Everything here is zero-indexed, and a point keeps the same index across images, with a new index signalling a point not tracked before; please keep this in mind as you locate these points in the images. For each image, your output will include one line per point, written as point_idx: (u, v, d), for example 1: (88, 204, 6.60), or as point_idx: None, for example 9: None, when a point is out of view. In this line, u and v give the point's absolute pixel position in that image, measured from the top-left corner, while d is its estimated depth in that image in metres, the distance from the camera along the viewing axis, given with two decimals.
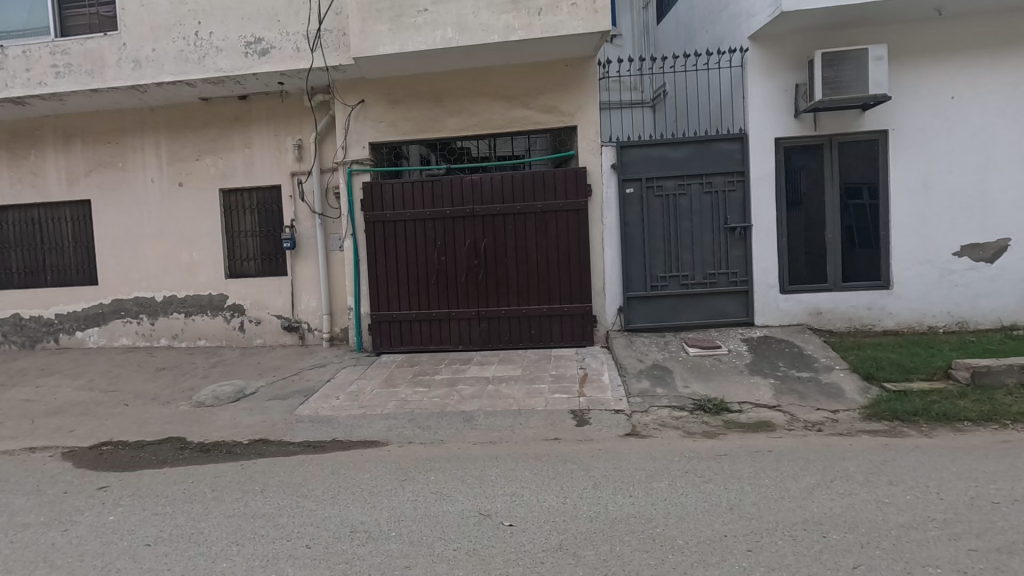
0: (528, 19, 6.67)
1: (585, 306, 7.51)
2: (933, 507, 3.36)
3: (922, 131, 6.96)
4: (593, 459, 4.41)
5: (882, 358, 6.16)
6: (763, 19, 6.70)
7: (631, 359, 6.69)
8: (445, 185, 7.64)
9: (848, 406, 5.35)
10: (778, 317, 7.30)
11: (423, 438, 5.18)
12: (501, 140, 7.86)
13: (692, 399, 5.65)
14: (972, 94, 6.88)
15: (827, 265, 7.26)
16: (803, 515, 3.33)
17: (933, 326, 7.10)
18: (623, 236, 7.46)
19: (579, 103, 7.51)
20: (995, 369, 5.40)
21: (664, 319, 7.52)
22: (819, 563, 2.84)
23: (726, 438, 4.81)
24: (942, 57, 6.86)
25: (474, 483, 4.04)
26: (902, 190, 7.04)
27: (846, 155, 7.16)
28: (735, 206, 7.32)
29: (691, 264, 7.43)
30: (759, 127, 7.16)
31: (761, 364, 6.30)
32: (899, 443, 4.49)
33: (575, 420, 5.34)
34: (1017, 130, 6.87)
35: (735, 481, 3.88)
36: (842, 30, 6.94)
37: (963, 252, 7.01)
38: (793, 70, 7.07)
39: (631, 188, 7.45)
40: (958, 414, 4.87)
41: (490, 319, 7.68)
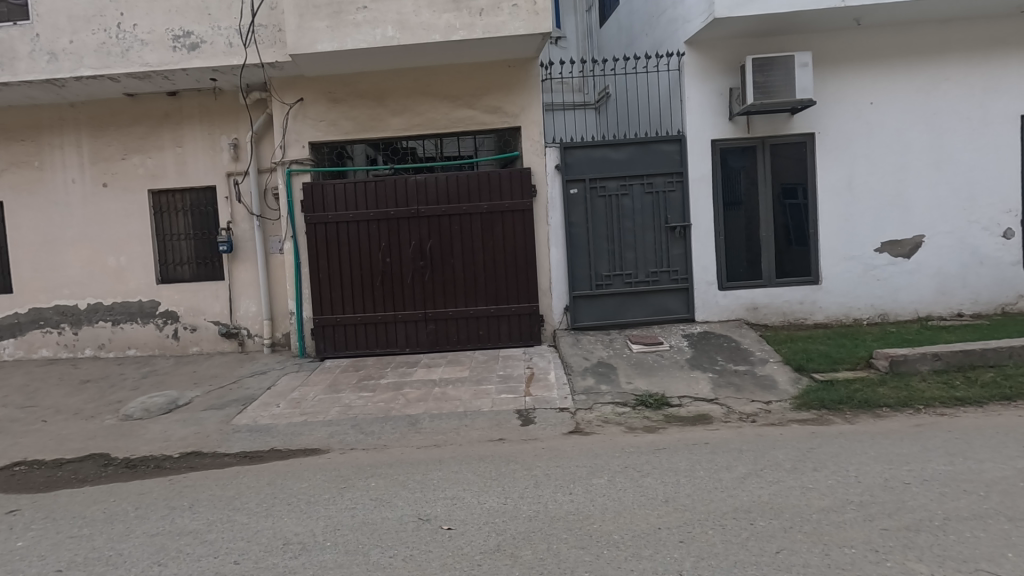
0: (470, 19, 6.65)
1: (532, 306, 7.56)
2: (852, 491, 3.55)
3: (845, 134, 7.36)
4: (536, 458, 4.44)
5: (812, 349, 6.47)
6: (697, 24, 6.93)
7: (577, 358, 6.77)
8: (389, 186, 7.52)
9: (779, 396, 5.59)
10: (717, 313, 7.56)
11: (365, 443, 5.08)
12: (447, 140, 7.80)
13: (634, 395, 5.78)
14: (888, 101, 7.33)
15: (762, 262, 7.58)
16: (733, 504, 3.46)
17: (858, 318, 7.52)
18: (568, 236, 7.55)
19: (523, 104, 7.54)
20: (911, 357, 5.76)
21: (610, 317, 7.66)
22: (745, 549, 2.95)
23: (666, 432, 4.95)
24: (861, 65, 7.27)
25: (415, 487, 3.99)
26: (829, 190, 7.42)
27: (777, 156, 7.49)
28: (675, 206, 7.53)
29: (635, 262, 7.60)
30: (696, 129, 7.40)
31: (701, 359, 6.50)
32: (825, 430, 4.73)
33: (520, 420, 5.37)
34: (930, 134, 7.36)
35: (672, 475, 3.98)
36: (771, 37, 7.26)
37: (883, 248, 7.46)
38: (727, 75, 7.33)
39: (575, 188, 7.55)
40: (878, 401, 5.17)
41: (437, 321, 7.61)
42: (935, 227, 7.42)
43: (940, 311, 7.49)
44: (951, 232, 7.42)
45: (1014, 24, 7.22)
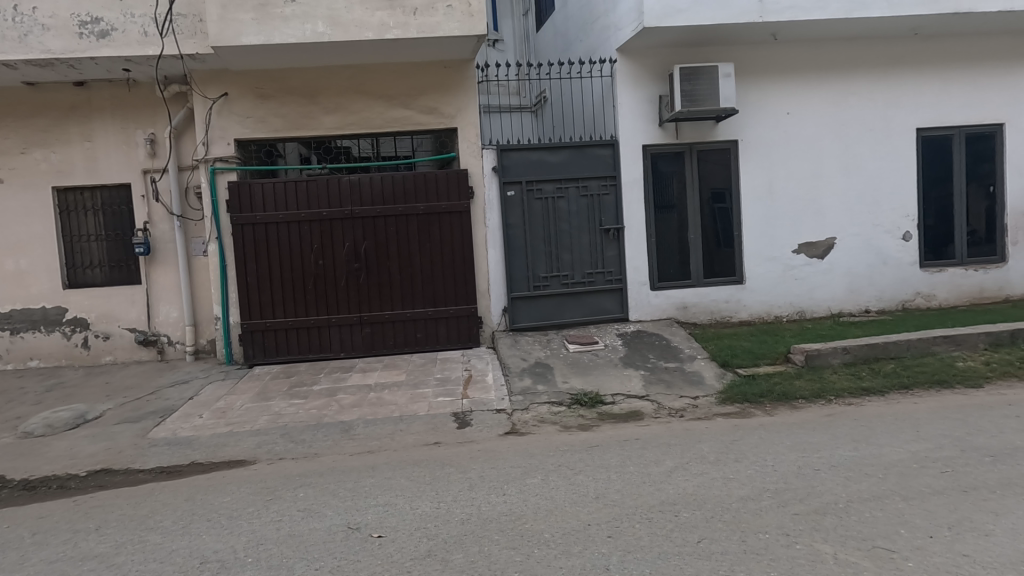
0: (404, 17, 6.56)
1: (470, 307, 7.54)
2: (768, 479, 3.76)
3: (765, 141, 7.79)
4: (471, 460, 4.43)
5: (737, 346, 6.81)
6: (628, 32, 7.16)
7: (515, 358, 6.81)
8: (321, 186, 7.30)
9: (706, 391, 5.85)
10: (649, 312, 7.81)
11: (295, 453, 4.89)
12: (383, 140, 7.66)
13: (570, 394, 5.88)
14: (803, 111, 7.82)
15: (691, 263, 7.91)
16: (659, 498, 3.58)
17: (778, 316, 7.97)
18: (505, 238, 7.58)
19: (460, 105, 7.51)
20: (824, 351, 6.17)
21: (547, 318, 7.76)
22: (669, 540, 3.07)
23: (600, 430, 5.07)
24: (778, 77, 7.73)
25: (346, 496, 3.88)
26: (751, 194, 7.84)
27: (704, 162, 7.84)
28: (609, 209, 7.72)
29: (571, 264, 7.73)
30: (628, 134, 7.62)
31: (634, 357, 6.70)
32: (747, 423, 4.99)
33: (457, 422, 5.35)
34: (840, 143, 7.91)
35: (604, 471, 4.07)
36: (697, 47, 7.59)
37: (800, 249, 7.95)
38: (657, 82, 7.61)
39: (512, 191, 7.60)
40: (795, 394, 5.51)
41: (374, 324, 7.46)
42: (846, 230, 8.00)
43: (850, 307, 8.07)
44: (859, 234, 8.01)
45: (909, 44, 7.89)
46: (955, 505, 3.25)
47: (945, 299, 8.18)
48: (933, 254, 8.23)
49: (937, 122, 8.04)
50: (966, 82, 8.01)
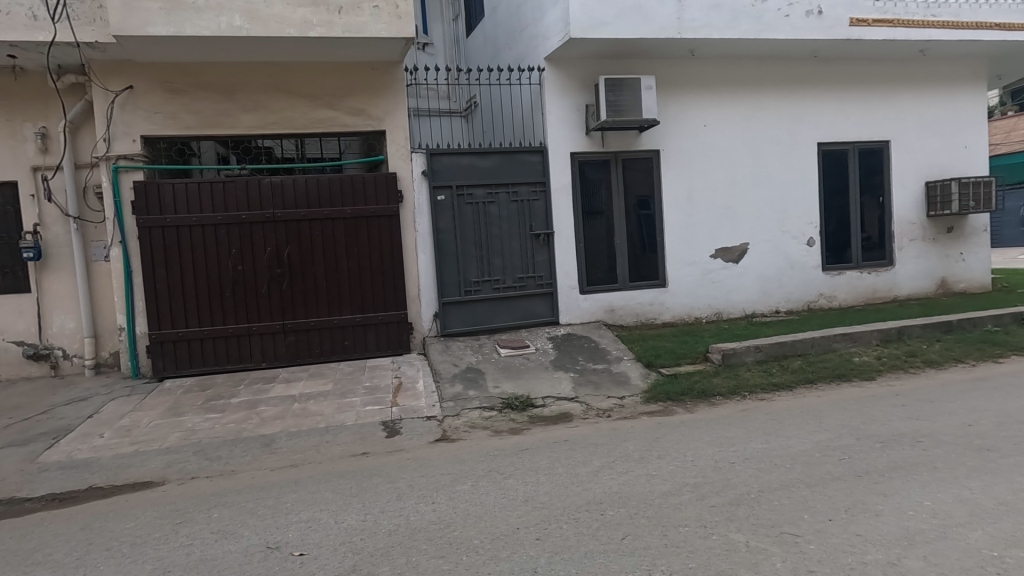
0: (328, 15, 6.37)
1: (400, 313, 7.40)
2: (688, 474, 3.94)
3: (685, 152, 8.20)
4: (400, 469, 4.34)
5: (660, 346, 7.10)
6: (555, 42, 7.32)
7: (446, 364, 6.75)
8: (240, 187, 6.93)
9: (632, 391, 6.05)
10: (579, 315, 7.99)
11: (210, 471, 4.59)
12: (307, 141, 7.39)
13: (501, 398, 5.91)
14: (718, 124, 8.29)
15: (617, 267, 8.17)
16: (586, 497, 3.66)
17: (698, 317, 8.39)
18: (436, 242, 7.51)
19: (388, 107, 7.37)
20: (739, 350, 6.55)
21: (479, 323, 7.76)
22: (595, 539, 3.14)
23: (530, 433, 5.12)
24: (696, 91, 8.17)
25: (265, 514, 3.69)
26: (672, 202, 8.21)
27: (629, 170, 8.13)
28: (538, 214, 7.83)
29: (502, 268, 7.77)
30: (557, 141, 7.78)
31: (564, 359, 6.83)
32: (669, 420, 5.21)
33: (386, 431, 5.24)
34: (751, 155, 8.45)
35: (533, 474, 4.11)
36: (621, 59, 7.88)
37: (717, 254, 8.41)
38: (583, 92, 7.83)
39: (443, 195, 7.54)
40: (713, 391, 5.81)
41: (298, 332, 7.15)
42: (757, 236, 8.54)
43: (763, 308, 8.62)
44: (769, 240, 8.59)
45: (810, 65, 8.56)
46: (851, 489, 3.54)
47: (843, 299, 8.92)
48: (833, 258, 8.95)
49: (834, 137, 8.77)
50: (858, 102, 8.81)
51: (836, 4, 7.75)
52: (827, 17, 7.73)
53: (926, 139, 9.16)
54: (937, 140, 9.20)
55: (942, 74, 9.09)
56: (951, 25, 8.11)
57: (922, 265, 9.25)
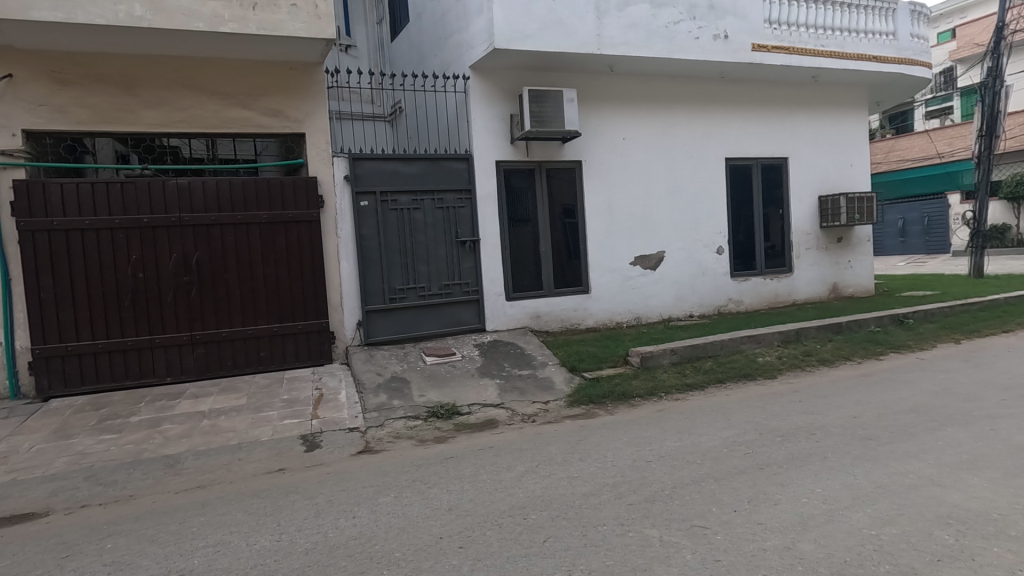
0: (241, 11, 6.09)
1: (321, 322, 7.14)
2: (607, 474, 4.07)
3: (605, 163, 8.52)
4: (319, 485, 4.18)
5: (584, 351, 7.31)
6: (480, 51, 7.40)
7: (370, 374, 6.58)
8: (141, 188, 6.44)
9: (556, 395, 6.19)
10: (505, 322, 8.06)
11: (103, 497, 4.20)
12: (219, 142, 7.00)
13: (426, 407, 5.84)
14: (636, 137, 8.69)
15: (542, 274, 8.33)
16: (510, 503, 3.69)
17: (620, 322, 8.71)
18: (359, 249, 7.33)
19: (308, 110, 7.13)
20: (656, 352, 6.86)
21: (404, 331, 7.64)
22: (517, 543, 3.18)
23: (455, 441, 5.10)
24: (615, 105, 8.52)
25: (167, 540, 3.43)
26: (593, 211, 8.50)
27: (552, 180, 8.33)
28: (464, 221, 7.84)
29: (428, 276, 7.71)
30: (482, 150, 7.84)
31: (489, 366, 6.86)
32: (591, 423, 5.37)
33: (305, 445, 5.04)
34: (666, 168, 8.92)
35: (457, 482, 4.10)
36: (544, 72, 8.08)
37: (636, 261, 8.79)
38: (507, 102, 7.96)
39: (366, 201, 7.39)
40: (632, 393, 6.05)
41: (208, 344, 6.72)
42: (673, 244, 9.01)
43: (678, 313, 9.09)
44: (683, 249, 9.08)
45: (718, 85, 9.17)
46: (754, 481, 3.81)
47: (749, 304, 9.58)
48: (741, 265, 9.60)
49: (740, 153, 9.43)
50: (760, 121, 9.54)
51: (740, 30, 8.37)
52: (732, 41, 8.33)
53: (818, 157, 10.06)
54: (827, 158, 10.12)
55: (830, 99, 10.03)
56: (837, 55, 8.97)
57: (817, 272, 10.12)
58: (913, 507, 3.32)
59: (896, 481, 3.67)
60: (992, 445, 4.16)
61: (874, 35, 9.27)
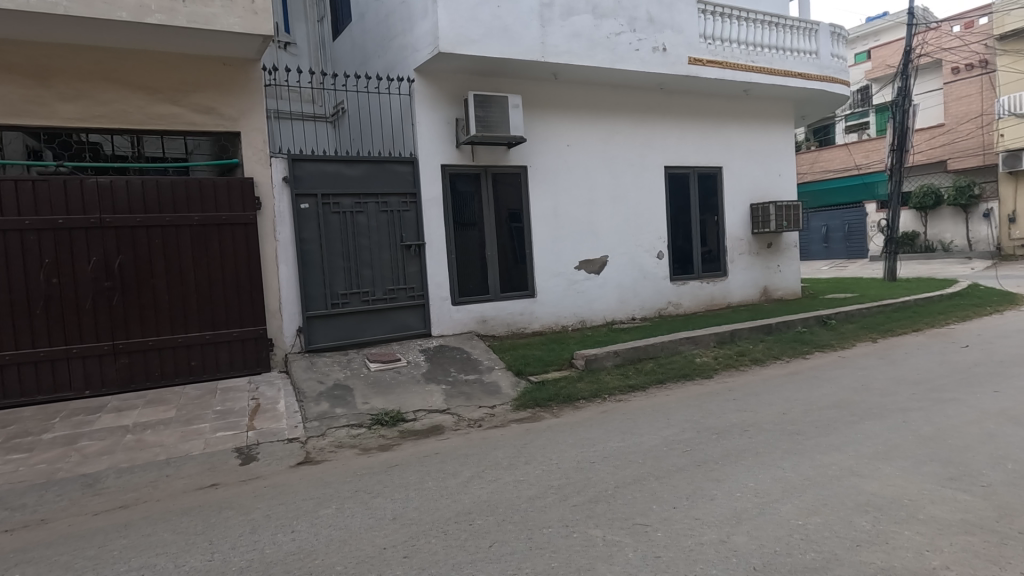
0: (170, 2, 5.79)
1: (258, 329, 6.86)
2: (552, 477, 4.12)
3: (550, 169, 8.64)
4: (255, 499, 4.00)
5: (530, 354, 7.36)
6: (425, 54, 7.35)
7: (310, 382, 6.36)
8: (56, 187, 5.97)
9: (502, 400, 6.20)
10: (451, 326, 8.01)
11: (11, 523, 3.86)
12: (146, 139, 6.61)
13: (370, 415, 5.72)
14: (579, 144, 8.86)
15: (488, 278, 8.34)
16: (455, 509, 3.66)
17: (565, 325, 8.83)
18: (299, 253, 7.10)
19: (244, 108, 6.85)
20: (600, 355, 7.01)
21: (347, 337, 7.44)
22: (463, 549, 3.16)
23: (400, 448, 5.02)
24: (559, 112, 8.67)
25: (85, 566, 3.19)
26: (538, 216, 8.59)
27: (498, 184, 8.36)
28: (409, 225, 7.74)
29: (372, 280, 7.55)
30: (427, 153, 7.78)
31: (435, 372, 6.79)
32: (537, 426, 5.42)
33: (240, 459, 4.82)
34: (609, 175, 9.14)
35: (402, 490, 4.03)
36: (489, 77, 8.12)
37: (581, 266, 8.95)
38: (452, 106, 7.94)
39: (306, 204, 7.16)
40: (577, 395, 6.15)
41: (133, 353, 6.31)
42: (616, 249, 9.23)
43: (621, 316, 9.31)
44: (626, 253, 9.33)
45: (657, 96, 9.50)
46: (691, 478, 3.96)
47: (688, 306, 9.95)
48: (680, 269, 9.96)
49: (679, 161, 9.81)
50: (697, 132, 9.95)
51: (677, 43, 8.71)
52: (670, 54, 8.66)
53: (750, 167, 10.60)
54: (758, 168, 10.69)
55: (760, 112, 10.61)
56: (766, 71, 9.49)
57: (749, 276, 10.65)
58: (836, 497, 3.54)
59: (821, 472, 3.91)
60: (904, 436, 4.50)
61: (798, 53, 9.88)
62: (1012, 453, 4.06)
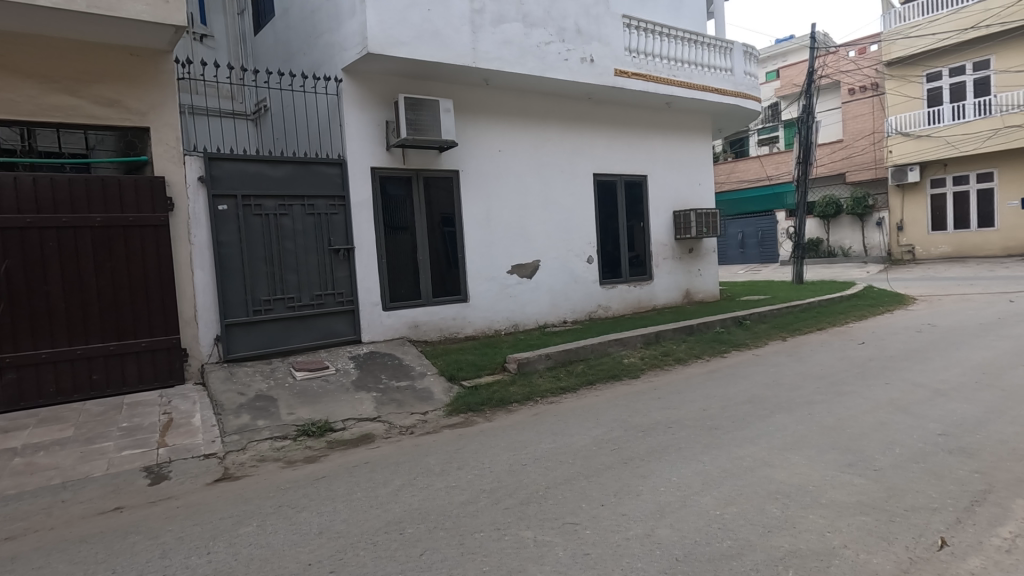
0: None
1: (171, 338, 6.41)
2: (485, 481, 4.13)
3: (481, 174, 8.67)
4: (166, 521, 3.73)
5: (463, 359, 7.33)
6: (353, 54, 7.19)
7: (230, 393, 6.02)
8: None
9: (435, 405, 6.14)
10: (382, 332, 7.84)
11: None
12: (39, 132, 6.03)
13: (295, 425, 5.49)
14: (511, 150, 8.96)
15: (420, 283, 8.24)
16: (386, 519, 3.59)
17: (498, 329, 8.87)
18: (217, 257, 6.71)
19: (154, 102, 6.41)
20: (532, 358, 7.10)
21: (270, 345, 7.11)
22: (392, 560, 3.09)
23: (327, 459, 4.85)
24: (491, 118, 8.73)
25: None
26: (471, 221, 8.60)
27: (430, 188, 8.29)
28: (337, 228, 7.51)
29: (297, 285, 7.26)
30: (356, 155, 7.59)
31: (365, 379, 6.61)
32: (469, 430, 5.41)
33: (150, 478, 4.48)
34: (540, 181, 9.30)
35: (329, 503, 3.89)
36: (420, 80, 8.05)
37: (513, 270, 9.03)
38: (382, 108, 7.80)
39: (225, 205, 6.80)
40: (509, 399, 6.20)
41: (23, 367, 5.71)
42: (547, 253, 9.40)
43: (553, 319, 9.48)
44: (557, 258, 9.51)
45: (585, 105, 9.78)
46: (619, 475, 4.09)
47: (617, 309, 10.28)
48: (609, 273, 10.29)
49: (607, 169, 10.14)
50: (623, 140, 10.33)
51: (604, 55, 9.01)
52: (597, 65, 8.94)
53: (672, 176, 11.13)
54: (680, 177, 11.24)
55: (681, 123, 11.17)
56: (686, 85, 10.01)
57: (673, 279, 11.16)
58: (750, 486, 3.78)
59: (736, 464, 4.16)
60: (809, 427, 4.87)
61: (715, 69, 10.50)
62: (900, 439, 4.50)
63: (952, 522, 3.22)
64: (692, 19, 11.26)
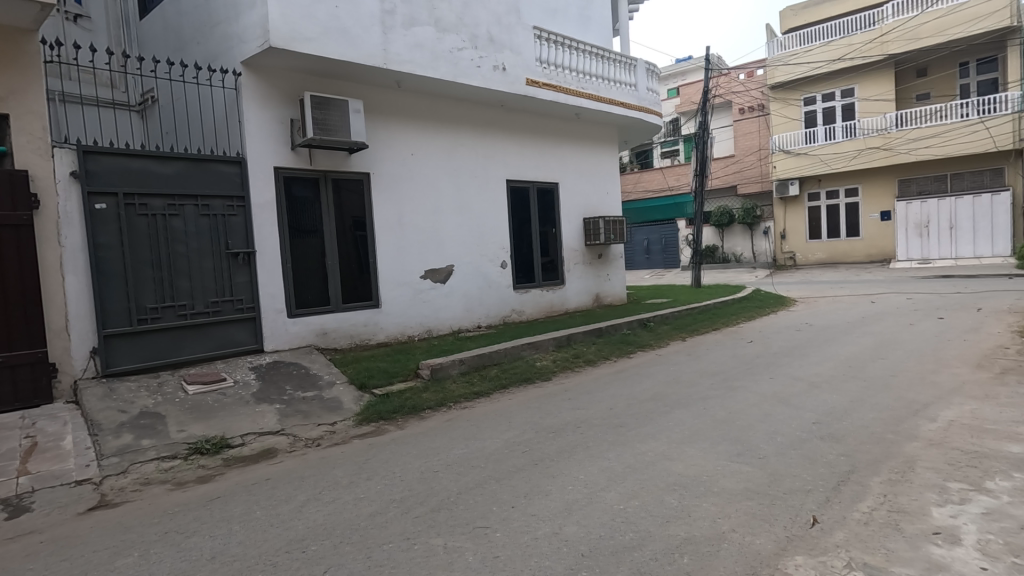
0: None
1: (36, 352, 5.71)
2: (395, 490, 4.04)
3: (393, 177, 8.50)
4: (27, 559, 3.30)
5: (374, 367, 7.12)
6: (253, 48, 6.80)
7: (109, 412, 5.45)
8: None
9: (343, 415, 5.92)
10: (286, 341, 7.45)
11: None
12: None
13: (187, 443, 5.07)
14: (423, 153, 8.87)
15: (328, 288, 7.92)
16: (288, 537, 3.41)
17: (411, 335, 8.73)
18: (93, 261, 6.07)
19: (13, 86, 5.70)
20: (445, 364, 7.05)
21: (158, 357, 6.51)
22: None
23: (223, 477, 4.52)
24: (402, 121, 8.59)
25: None
26: (382, 225, 8.40)
27: (339, 190, 8.00)
28: (236, 231, 7.05)
29: (190, 292, 6.72)
30: (257, 154, 7.17)
31: (268, 391, 6.24)
32: (380, 439, 5.28)
33: (6, 512, 3.95)
34: (453, 185, 9.29)
35: (224, 525, 3.64)
36: (327, 78, 7.77)
37: (426, 275, 8.93)
38: (286, 106, 7.44)
39: (103, 203, 6.17)
40: (422, 405, 6.11)
41: None
42: (461, 258, 9.39)
43: (467, 324, 9.48)
44: (470, 262, 9.53)
45: (497, 112, 9.90)
46: (529, 476, 4.16)
47: (530, 313, 10.47)
48: (522, 278, 10.46)
49: (519, 176, 10.32)
50: (535, 148, 10.57)
51: (515, 64, 9.18)
52: (509, 73, 9.09)
53: (582, 184, 11.54)
54: (589, 186, 11.67)
55: (590, 134, 11.61)
56: (593, 97, 10.44)
57: (583, 284, 11.56)
58: (650, 480, 3.99)
59: (639, 459, 4.38)
60: (704, 421, 5.23)
61: (620, 83, 11.04)
62: (781, 429, 4.95)
63: (822, 502, 3.58)
64: (599, 35, 11.78)
